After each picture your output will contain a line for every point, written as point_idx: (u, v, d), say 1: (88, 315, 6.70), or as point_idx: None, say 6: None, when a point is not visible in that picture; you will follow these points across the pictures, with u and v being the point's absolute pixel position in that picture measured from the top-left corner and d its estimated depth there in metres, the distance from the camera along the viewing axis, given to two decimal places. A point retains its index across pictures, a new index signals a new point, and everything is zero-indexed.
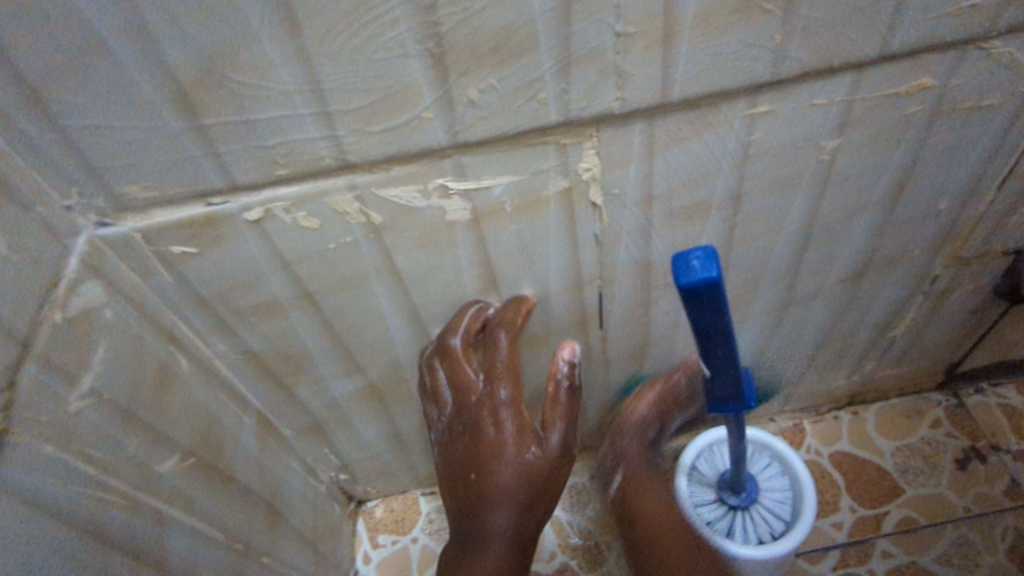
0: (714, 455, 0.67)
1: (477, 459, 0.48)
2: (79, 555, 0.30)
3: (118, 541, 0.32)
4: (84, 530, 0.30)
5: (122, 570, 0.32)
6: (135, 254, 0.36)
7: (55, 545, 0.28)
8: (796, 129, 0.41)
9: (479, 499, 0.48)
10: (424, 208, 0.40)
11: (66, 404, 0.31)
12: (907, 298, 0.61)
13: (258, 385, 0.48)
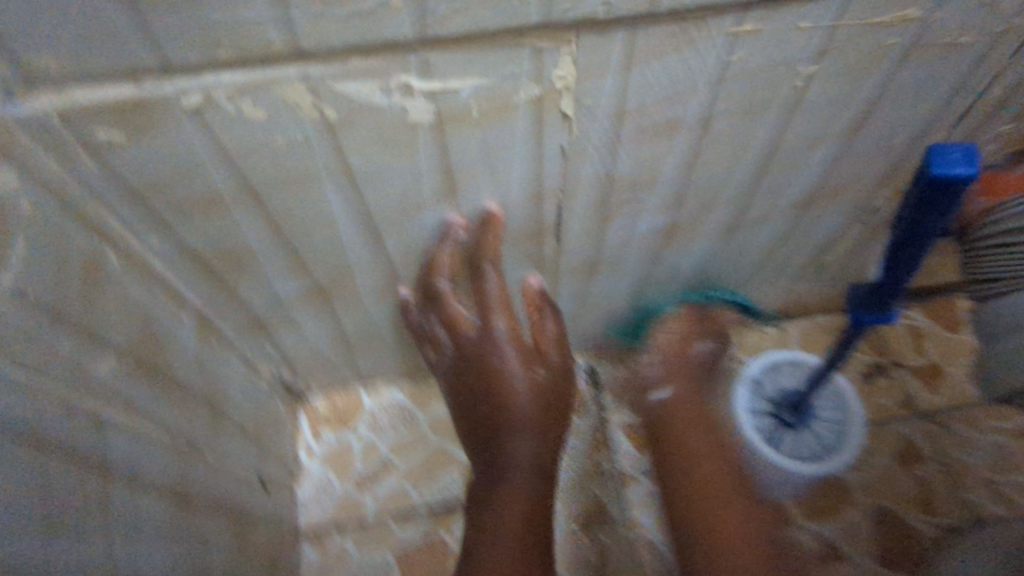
0: (779, 375, 0.69)
1: (497, 394, 0.54)
2: (17, 456, 0.32)
3: (56, 440, 0.35)
4: (20, 434, 0.33)
5: (63, 465, 0.35)
6: (58, 131, 0.34)
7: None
8: (775, 50, 0.39)
9: (501, 431, 0.53)
10: (386, 105, 0.38)
11: None
12: (846, 230, 0.63)
13: (198, 280, 0.48)
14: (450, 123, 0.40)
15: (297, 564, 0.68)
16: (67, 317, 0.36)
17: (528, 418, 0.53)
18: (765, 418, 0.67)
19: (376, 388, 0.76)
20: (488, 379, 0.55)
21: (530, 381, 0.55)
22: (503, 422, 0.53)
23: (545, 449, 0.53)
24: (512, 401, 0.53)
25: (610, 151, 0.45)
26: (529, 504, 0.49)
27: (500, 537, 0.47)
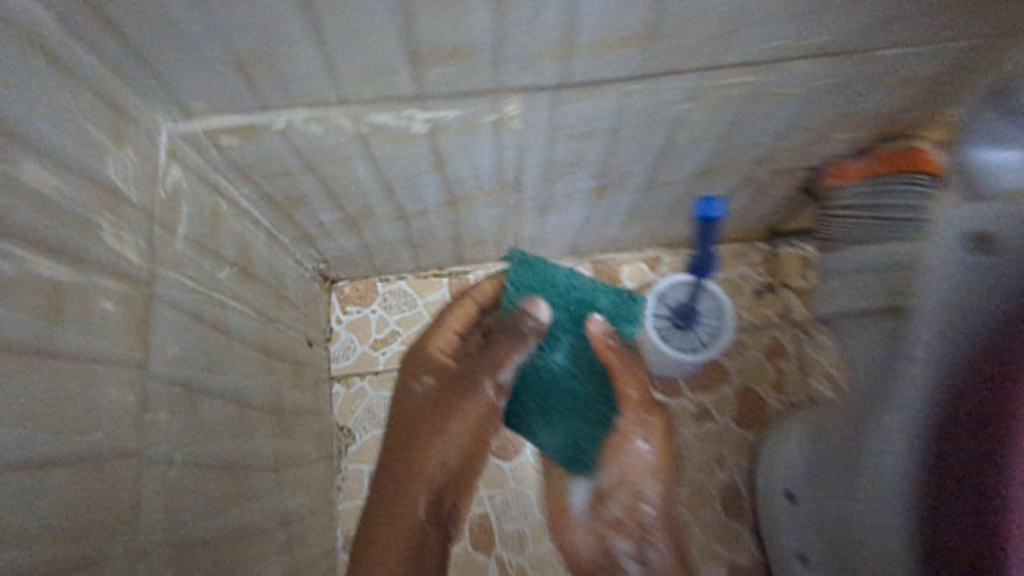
0: (676, 291, 0.91)
1: (416, 439, 0.82)
2: (199, 329, 0.59)
3: (210, 319, 0.61)
4: (199, 317, 0.58)
5: (215, 334, 0.62)
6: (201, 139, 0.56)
7: (189, 326, 0.57)
8: (655, 96, 0.60)
9: (408, 468, 0.80)
10: (399, 125, 0.59)
11: (176, 245, 0.55)
12: (737, 189, 0.84)
13: (270, 212, 0.72)
14: (439, 133, 0.61)
15: (330, 396, 0.98)
16: (210, 244, 0.61)
17: (449, 450, 0.82)
18: (662, 324, 0.92)
19: (388, 278, 1.02)
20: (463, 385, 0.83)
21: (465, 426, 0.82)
22: (434, 431, 0.82)
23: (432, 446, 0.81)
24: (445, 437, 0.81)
25: (548, 146, 0.66)
26: (399, 500, 0.78)
27: (381, 532, 0.75)
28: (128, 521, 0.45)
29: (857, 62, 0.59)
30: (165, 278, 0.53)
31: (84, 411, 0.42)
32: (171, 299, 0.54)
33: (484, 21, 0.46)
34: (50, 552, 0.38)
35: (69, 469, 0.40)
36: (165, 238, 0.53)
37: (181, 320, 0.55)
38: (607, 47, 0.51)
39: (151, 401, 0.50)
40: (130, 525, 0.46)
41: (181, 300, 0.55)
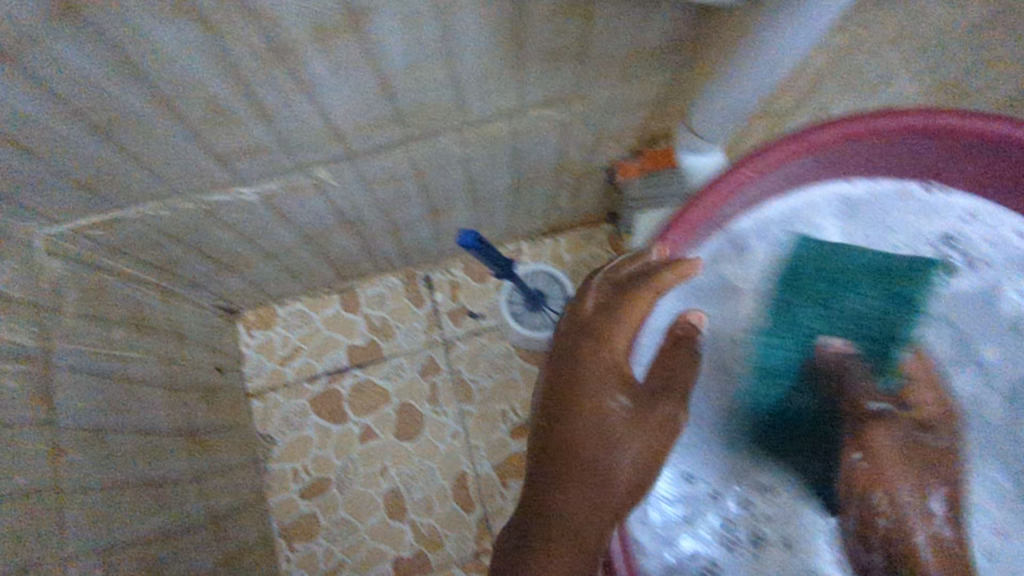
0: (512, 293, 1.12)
1: (573, 428, 0.49)
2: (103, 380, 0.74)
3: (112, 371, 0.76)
4: (100, 372, 0.74)
5: (118, 382, 0.77)
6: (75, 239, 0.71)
7: (92, 381, 0.72)
8: (435, 146, 0.76)
9: (564, 447, 0.49)
10: (233, 198, 0.74)
11: (70, 321, 0.70)
12: (555, 190, 1.01)
13: (155, 272, 0.87)
14: (271, 198, 0.77)
15: (250, 410, 1.14)
16: (102, 314, 0.76)
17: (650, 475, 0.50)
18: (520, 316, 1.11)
19: (285, 301, 1.18)
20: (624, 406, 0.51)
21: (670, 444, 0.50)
22: (594, 451, 0.48)
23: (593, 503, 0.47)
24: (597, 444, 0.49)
25: (366, 190, 0.82)
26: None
27: None
28: (58, 535, 0.62)
29: (584, 104, 0.75)
30: (63, 349, 0.68)
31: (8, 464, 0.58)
32: (72, 364, 0.69)
33: (262, 132, 0.61)
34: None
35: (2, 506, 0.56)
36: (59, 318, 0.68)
37: (84, 377, 0.71)
38: (372, 129, 0.67)
39: (65, 448, 0.65)
40: (60, 538, 0.62)
41: (81, 362, 0.71)
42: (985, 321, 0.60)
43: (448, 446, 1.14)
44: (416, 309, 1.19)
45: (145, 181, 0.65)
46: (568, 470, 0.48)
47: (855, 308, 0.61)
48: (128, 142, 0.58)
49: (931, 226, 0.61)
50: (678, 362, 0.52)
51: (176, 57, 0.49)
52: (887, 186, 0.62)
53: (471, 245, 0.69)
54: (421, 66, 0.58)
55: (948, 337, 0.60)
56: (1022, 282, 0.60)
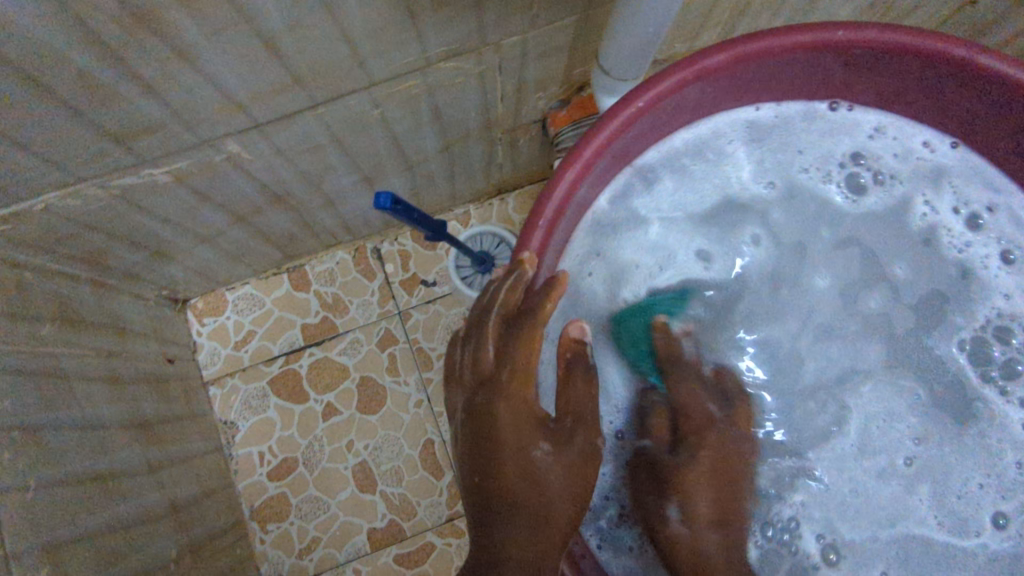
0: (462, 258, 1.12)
1: (492, 472, 0.52)
2: (31, 378, 0.73)
3: (42, 368, 0.75)
4: (27, 369, 0.73)
5: (50, 378, 0.76)
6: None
7: (20, 378, 0.71)
8: (347, 110, 0.74)
9: (494, 499, 0.51)
10: (143, 180, 0.72)
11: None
12: (489, 148, 0.99)
13: (83, 266, 0.85)
14: (186, 178, 0.75)
15: (208, 397, 1.13)
16: (24, 311, 0.74)
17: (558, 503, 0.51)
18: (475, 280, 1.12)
19: (233, 286, 1.16)
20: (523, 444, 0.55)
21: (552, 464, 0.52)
22: (499, 501, 0.51)
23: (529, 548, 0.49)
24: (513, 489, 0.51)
25: (286, 162, 0.81)
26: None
27: None
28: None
29: (495, 53, 0.73)
30: None
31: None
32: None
33: (152, 107, 0.60)
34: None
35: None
36: None
37: (10, 374, 0.70)
38: (272, 95, 0.65)
39: None
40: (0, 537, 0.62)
41: (5, 361, 0.70)
42: (899, 237, 0.66)
43: (412, 415, 1.14)
44: (367, 282, 1.18)
45: (41, 169, 0.63)
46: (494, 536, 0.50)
47: (762, 224, 0.67)
48: (8, 128, 0.56)
49: (839, 145, 0.65)
50: (516, 371, 0.55)
51: (32, 30, 0.47)
52: (794, 109, 0.65)
53: (387, 207, 0.68)
54: (304, 23, 0.56)
55: (857, 256, 0.67)
56: (931, 197, 0.65)
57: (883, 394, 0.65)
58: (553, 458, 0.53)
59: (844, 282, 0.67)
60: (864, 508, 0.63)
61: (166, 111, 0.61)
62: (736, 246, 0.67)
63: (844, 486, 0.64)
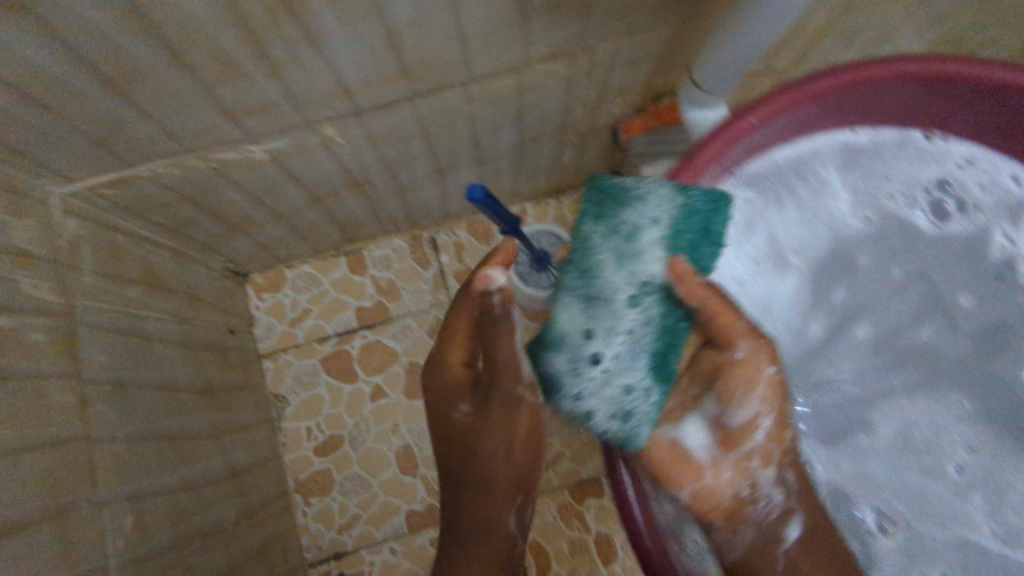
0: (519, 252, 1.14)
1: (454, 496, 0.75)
2: (120, 336, 0.76)
3: (129, 326, 0.79)
4: (118, 328, 0.76)
5: (135, 338, 0.79)
6: (85, 197, 0.72)
7: (111, 335, 0.74)
8: (440, 104, 0.76)
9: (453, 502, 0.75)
10: (242, 157, 0.75)
11: (87, 280, 0.72)
12: (558, 149, 1.02)
13: (167, 234, 0.89)
14: (279, 157, 0.78)
15: (262, 370, 1.17)
16: (117, 272, 0.78)
17: (495, 546, 0.72)
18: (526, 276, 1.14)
19: (293, 264, 1.19)
20: (484, 489, 0.73)
21: (489, 455, 0.74)
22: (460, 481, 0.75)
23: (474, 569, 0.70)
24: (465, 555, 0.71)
25: (372, 148, 0.83)
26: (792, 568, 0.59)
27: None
28: (87, 481, 0.64)
29: (587, 60, 0.76)
30: (83, 306, 0.70)
31: (33, 414, 0.60)
32: (91, 320, 0.71)
33: (271, 87, 0.63)
34: (32, 506, 0.57)
35: (33, 455, 0.58)
36: (76, 277, 0.70)
37: (104, 331, 0.73)
38: (379, 85, 0.67)
39: (86, 401, 0.67)
40: (91, 486, 0.64)
41: (100, 318, 0.73)
42: (972, 269, 0.69)
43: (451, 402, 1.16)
44: (422, 270, 1.20)
45: (156, 135, 0.66)
46: (455, 521, 0.74)
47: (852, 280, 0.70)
48: (141, 97, 0.59)
49: (926, 171, 0.67)
50: (449, 333, 0.74)
51: (186, 7, 0.50)
52: (889, 136, 0.67)
53: (479, 199, 0.70)
54: (427, 18, 0.58)
55: (922, 290, 0.70)
56: (1011, 229, 0.67)
57: (928, 403, 0.69)
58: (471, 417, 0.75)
59: (914, 305, 0.70)
60: (912, 497, 0.67)
61: (281, 93, 0.64)
62: (821, 288, 0.70)
63: (887, 477, 0.68)
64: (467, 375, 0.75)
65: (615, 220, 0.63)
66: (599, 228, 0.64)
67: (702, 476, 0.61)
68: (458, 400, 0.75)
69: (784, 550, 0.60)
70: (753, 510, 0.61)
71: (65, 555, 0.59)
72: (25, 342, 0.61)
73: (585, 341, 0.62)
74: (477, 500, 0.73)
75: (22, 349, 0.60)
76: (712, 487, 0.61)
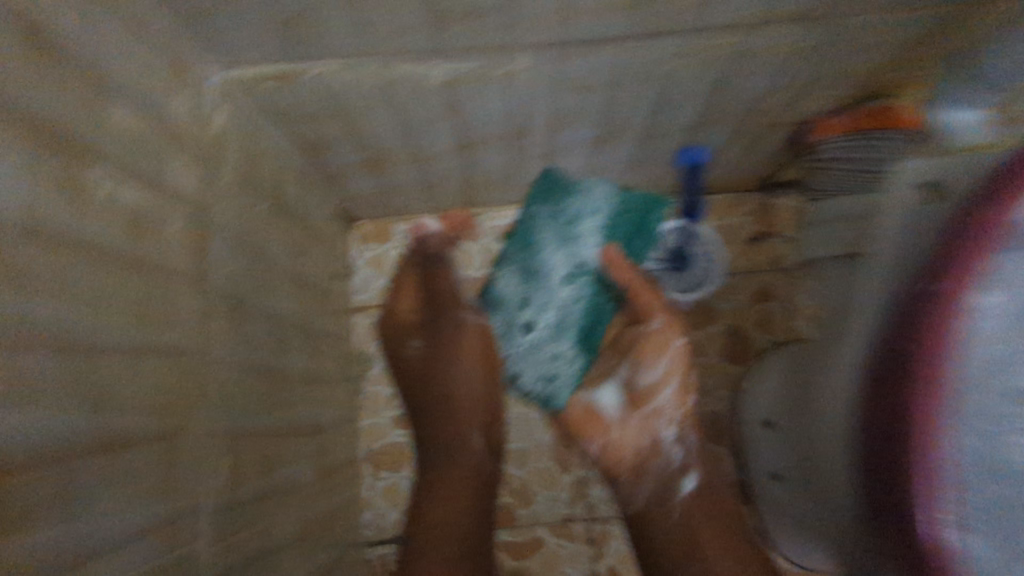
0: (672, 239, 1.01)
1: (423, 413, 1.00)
2: (245, 253, 0.68)
3: (255, 244, 0.71)
4: (246, 242, 0.68)
5: (259, 258, 0.71)
6: (242, 87, 0.64)
7: (241, 247, 0.66)
8: (651, 53, 0.66)
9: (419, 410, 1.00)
10: (418, 76, 0.66)
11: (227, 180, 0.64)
12: (729, 140, 0.91)
13: (301, 156, 0.81)
14: (453, 86, 0.69)
15: (352, 326, 1.08)
16: (254, 181, 0.70)
17: (466, 468, 0.93)
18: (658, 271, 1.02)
19: (404, 219, 1.11)
20: (450, 428, 0.96)
21: (467, 403, 0.98)
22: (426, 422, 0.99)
23: (450, 508, 0.87)
24: (449, 470, 0.93)
25: (550, 96, 0.74)
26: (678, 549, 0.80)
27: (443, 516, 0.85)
28: (197, 407, 0.55)
29: (832, 27, 0.65)
30: (221, 208, 0.62)
31: (154, 314, 0.50)
32: (225, 223, 0.63)
33: None
34: (135, 422, 0.47)
35: (148, 361, 0.49)
36: (218, 174, 0.62)
37: (234, 241, 0.65)
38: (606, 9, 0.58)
39: (208, 311, 0.59)
40: (195, 412, 0.55)
41: (232, 224, 0.64)
42: None
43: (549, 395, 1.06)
44: None
45: (345, 23, 0.58)
46: (426, 421, 0.99)
47: None
48: None
49: None
50: (392, 320, 1.00)
51: None
52: None
53: None
54: None
55: None
56: None
57: None
58: (422, 349, 1.01)
59: None
60: None
61: None
62: None
63: None
64: (411, 319, 1.00)
65: (563, 207, 0.94)
66: (550, 227, 0.95)
67: (660, 434, 0.89)
68: (410, 343, 1.01)
69: (679, 496, 0.85)
70: (657, 464, 0.88)
71: (156, 486, 0.50)
72: (163, 228, 0.52)
73: (520, 309, 0.98)
74: (464, 440, 0.96)
75: (156, 235, 0.51)
76: (637, 457, 0.90)
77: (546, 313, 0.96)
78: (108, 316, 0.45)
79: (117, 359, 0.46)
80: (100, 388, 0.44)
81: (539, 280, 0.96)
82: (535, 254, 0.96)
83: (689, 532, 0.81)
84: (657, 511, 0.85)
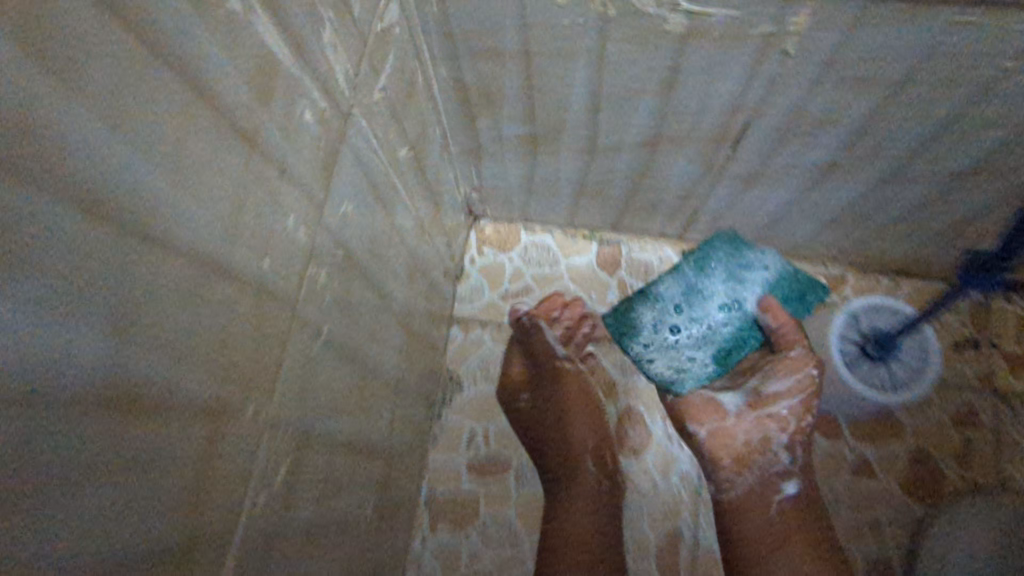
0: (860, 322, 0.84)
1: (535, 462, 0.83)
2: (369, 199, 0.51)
3: (382, 195, 0.53)
4: (371, 186, 0.50)
5: (382, 214, 0.54)
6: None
7: (364, 191, 0.49)
8: (997, 45, 0.45)
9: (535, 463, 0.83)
10: (652, 13, 0.49)
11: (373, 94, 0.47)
12: (994, 209, 0.68)
13: (455, 109, 0.65)
14: (687, 42, 0.51)
15: (447, 337, 0.89)
16: (400, 115, 0.53)
17: (595, 500, 0.78)
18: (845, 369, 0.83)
19: (534, 229, 0.95)
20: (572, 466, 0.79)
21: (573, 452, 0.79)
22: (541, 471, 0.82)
23: (579, 549, 0.74)
24: (573, 518, 0.76)
25: (808, 92, 0.54)
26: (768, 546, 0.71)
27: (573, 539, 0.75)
28: (259, 387, 0.36)
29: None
30: (356, 128, 0.45)
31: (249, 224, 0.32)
32: (355, 151, 0.46)
33: None
34: (180, 378, 0.28)
35: (220, 295, 0.31)
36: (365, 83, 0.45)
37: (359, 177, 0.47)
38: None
39: (312, 252, 0.41)
40: (264, 388, 0.36)
41: (362, 152, 0.47)
42: None
43: (663, 452, 0.84)
44: None
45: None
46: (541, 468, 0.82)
47: None
48: None
49: None
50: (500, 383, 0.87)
51: None
52: None
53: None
54: None
55: None
56: None
57: None
58: (526, 403, 0.85)
59: None
60: None
61: None
62: None
63: None
64: (525, 378, 0.86)
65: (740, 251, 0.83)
66: (724, 260, 0.82)
67: (749, 435, 0.76)
68: (519, 396, 0.85)
69: (779, 496, 0.74)
70: (762, 461, 0.75)
71: (186, 494, 0.30)
72: (289, 113, 0.35)
73: (655, 335, 0.84)
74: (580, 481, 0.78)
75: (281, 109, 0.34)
76: (729, 445, 0.77)
77: (664, 360, 0.83)
78: (191, 198, 0.27)
79: (184, 267, 0.27)
80: (151, 307, 0.25)
81: (701, 306, 0.82)
82: (705, 274, 0.83)
83: (789, 529, 0.72)
84: (756, 501, 0.74)
